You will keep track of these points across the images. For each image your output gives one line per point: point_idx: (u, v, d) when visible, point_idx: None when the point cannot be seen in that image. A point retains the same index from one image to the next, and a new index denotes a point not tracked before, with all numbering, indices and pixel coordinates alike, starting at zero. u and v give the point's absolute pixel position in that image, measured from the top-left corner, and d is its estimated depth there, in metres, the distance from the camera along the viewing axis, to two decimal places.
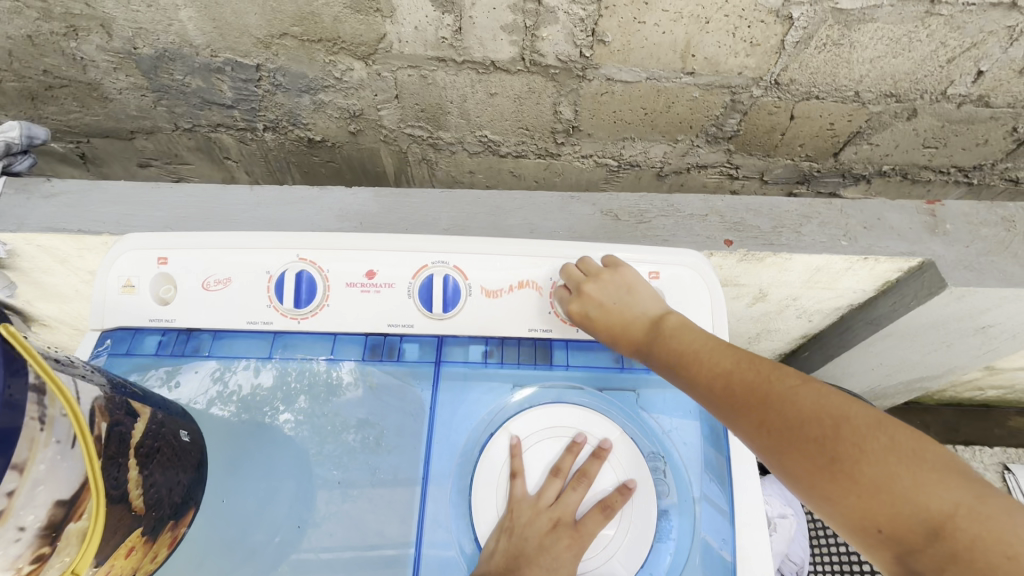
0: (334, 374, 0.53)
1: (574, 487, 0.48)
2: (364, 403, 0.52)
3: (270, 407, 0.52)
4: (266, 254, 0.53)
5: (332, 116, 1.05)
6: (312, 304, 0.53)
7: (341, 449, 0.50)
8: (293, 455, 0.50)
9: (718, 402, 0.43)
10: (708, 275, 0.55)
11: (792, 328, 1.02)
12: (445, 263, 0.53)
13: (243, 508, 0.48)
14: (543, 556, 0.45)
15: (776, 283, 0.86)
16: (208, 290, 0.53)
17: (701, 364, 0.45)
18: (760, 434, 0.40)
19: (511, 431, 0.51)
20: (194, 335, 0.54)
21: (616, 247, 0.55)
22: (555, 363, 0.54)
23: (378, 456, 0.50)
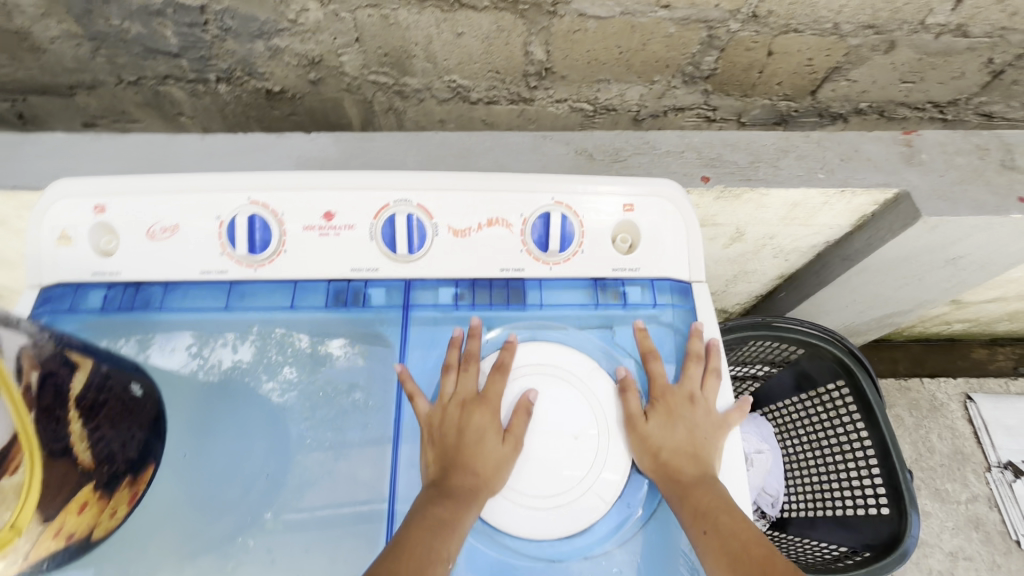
0: (323, 346, 0.50)
1: (464, 370, 0.48)
2: (356, 367, 0.49)
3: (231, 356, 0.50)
4: (215, 198, 0.50)
5: (262, 57, 0.87)
6: (268, 250, 0.50)
7: (331, 415, 0.47)
8: (276, 429, 0.47)
9: (673, 478, 0.42)
10: (685, 210, 0.53)
11: (769, 268, 1.03)
12: (407, 202, 0.50)
13: (214, 467, 0.45)
14: (467, 437, 0.45)
15: (753, 222, 0.85)
16: (154, 239, 0.50)
17: (704, 487, 0.42)
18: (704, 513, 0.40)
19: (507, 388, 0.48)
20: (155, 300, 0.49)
21: (589, 179, 0.52)
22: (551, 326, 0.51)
23: (371, 420, 0.47)
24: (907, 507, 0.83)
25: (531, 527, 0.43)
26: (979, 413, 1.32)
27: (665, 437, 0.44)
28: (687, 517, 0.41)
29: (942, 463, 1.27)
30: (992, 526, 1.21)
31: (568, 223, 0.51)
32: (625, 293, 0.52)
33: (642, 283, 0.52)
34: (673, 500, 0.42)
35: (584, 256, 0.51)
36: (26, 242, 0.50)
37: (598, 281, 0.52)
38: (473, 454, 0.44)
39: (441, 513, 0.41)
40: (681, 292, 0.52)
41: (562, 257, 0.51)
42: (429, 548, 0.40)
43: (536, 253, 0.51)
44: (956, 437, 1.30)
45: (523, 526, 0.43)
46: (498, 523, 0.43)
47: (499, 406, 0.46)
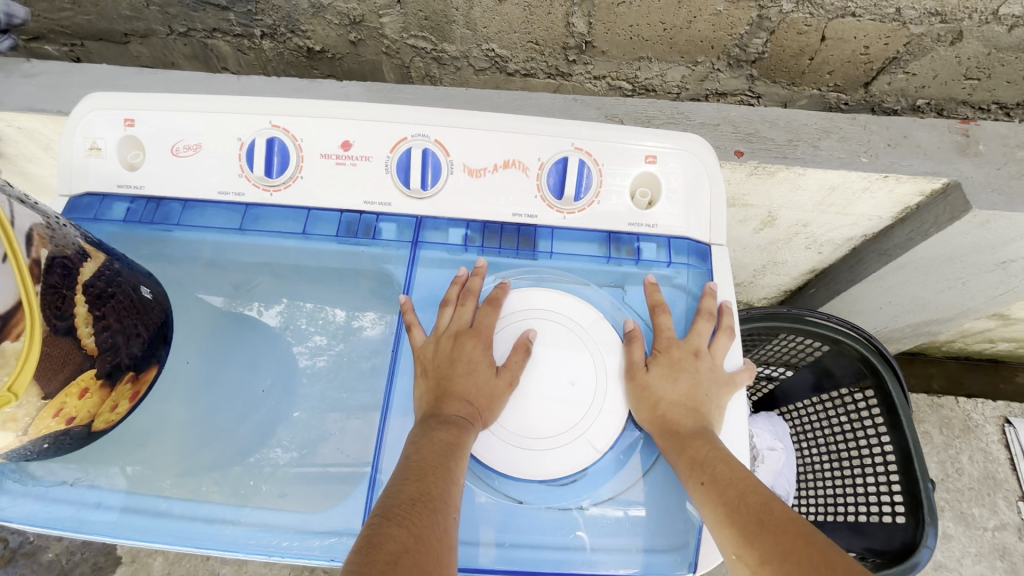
0: (356, 319, 0.50)
1: (461, 304, 0.47)
2: (383, 339, 0.50)
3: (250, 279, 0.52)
4: (237, 120, 0.50)
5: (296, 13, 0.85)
6: (284, 175, 0.50)
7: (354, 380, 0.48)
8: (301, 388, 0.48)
9: (670, 429, 0.41)
10: (709, 167, 0.50)
11: (801, 260, 0.98)
12: (425, 137, 0.50)
13: (233, 403, 0.49)
14: (458, 367, 0.44)
15: (786, 205, 0.81)
16: (177, 156, 0.51)
17: (702, 439, 0.40)
18: (699, 462, 0.38)
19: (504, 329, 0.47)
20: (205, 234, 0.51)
21: (611, 127, 0.50)
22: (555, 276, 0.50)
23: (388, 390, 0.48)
24: (925, 520, 0.79)
25: (517, 467, 0.42)
26: (1018, 439, 1.24)
27: (665, 387, 0.42)
28: (683, 468, 0.39)
29: (971, 486, 1.20)
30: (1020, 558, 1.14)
31: (585, 170, 0.49)
32: (639, 249, 0.50)
33: (658, 240, 0.50)
34: (668, 451, 0.40)
35: (600, 207, 0.50)
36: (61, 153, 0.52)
37: (612, 235, 0.50)
38: (467, 385, 0.44)
39: (444, 437, 0.40)
40: (698, 252, 0.50)
41: (576, 206, 0.50)
42: (441, 468, 0.39)
43: (550, 199, 0.50)
44: (989, 462, 1.22)
45: (509, 465, 0.42)
46: (487, 459, 0.43)
47: (491, 339, 0.46)
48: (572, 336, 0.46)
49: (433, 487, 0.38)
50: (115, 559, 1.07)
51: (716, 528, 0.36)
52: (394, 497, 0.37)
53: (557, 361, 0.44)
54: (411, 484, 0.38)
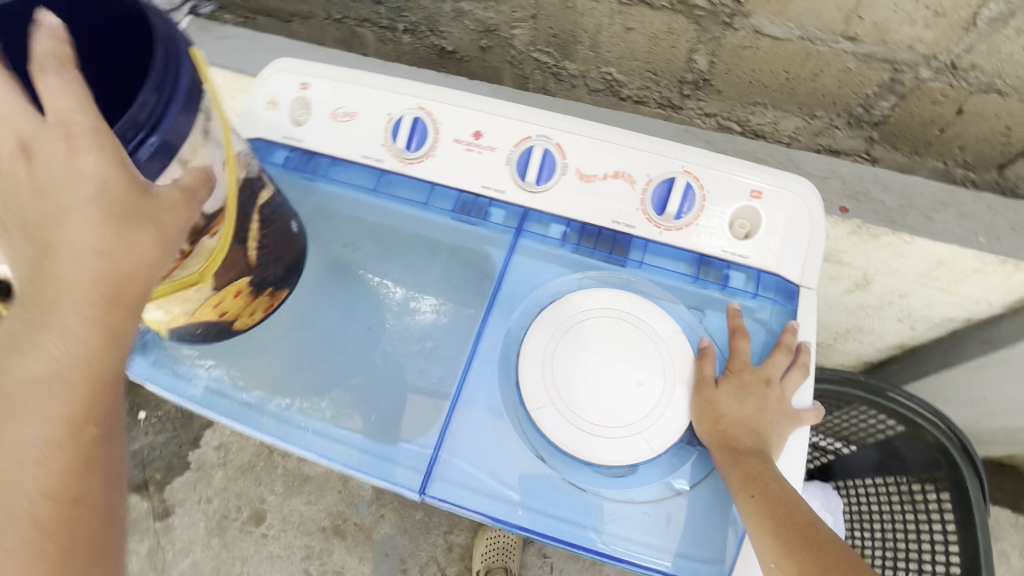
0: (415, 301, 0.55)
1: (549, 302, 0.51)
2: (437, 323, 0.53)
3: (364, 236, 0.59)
4: (391, 98, 0.58)
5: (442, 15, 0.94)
6: (420, 151, 0.57)
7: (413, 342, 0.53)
8: (369, 341, 0.54)
9: (727, 441, 0.43)
10: (814, 212, 0.52)
11: (889, 333, 0.94)
12: (547, 138, 0.55)
13: (309, 342, 0.54)
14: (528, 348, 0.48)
15: (885, 270, 0.79)
16: (336, 120, 0.59)
17: (756, 456, 0.42)
18: (752, 477, 0.40)
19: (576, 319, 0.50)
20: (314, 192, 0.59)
21: (723, 158, 0.53)
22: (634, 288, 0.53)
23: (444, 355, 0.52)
24: None
25: (578, 448, 0.45)
26: None
27: (731, 403, 0.44)
28: (735, 481, 0.41)
29: None
30: None
31: (690, 193, 0.52)
32: (727, 276, 0.52)
33: (748, 271, 0.52)
34: (723, 462, 0.42)
35: (697, 229, 0.52)
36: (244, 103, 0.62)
37: (703, 258, 0.52)
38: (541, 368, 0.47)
39: None
40: (786, 291, 0.52)
41: (674, 225, 0.52)
42: None
43: (650, 214, 0.53)
44: None
45: (570, 444, 0.45)
46: (551, 434, 0.46)
47: (564, 326, 0.49)
48: (649, 344, 0.48)
49: None
50: (186, 463, 1.21)
51: (759, 539, 0.39)
52: None
53: (630, 363, 0.47)
54: None
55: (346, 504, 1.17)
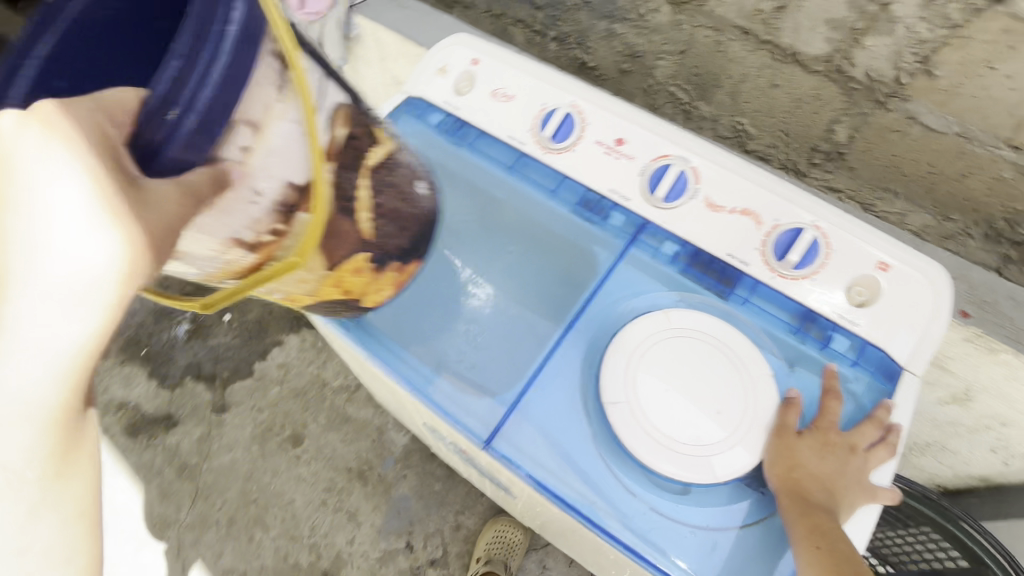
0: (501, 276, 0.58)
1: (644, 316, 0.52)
2: (513, 300, 0.57)
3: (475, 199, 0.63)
4: (550, 90, 0.62)
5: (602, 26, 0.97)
6: (563, 143, 0.61)
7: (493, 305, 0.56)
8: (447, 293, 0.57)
9: (801, 493, 0.44)
10: (942, 300, 0.50)
11: (975, 460, 0.87)
12: (686, 161, 0.57)
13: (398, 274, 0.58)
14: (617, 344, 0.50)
15: (992, 392, 0.74)
16: (494, 99, 0.64)
17: (825, 514, 0.43)
18: (822, 533, 0.42)
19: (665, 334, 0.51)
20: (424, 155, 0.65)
21: (858, 223, 0.53)
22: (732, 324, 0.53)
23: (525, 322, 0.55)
24: None
25: (643, 452, 0.46)
26: None
27: (810, 457, 0.45)
28: (801, 531, 0.42)
29: None
30: None
31: (815, 248, 0.53)
32: (830, 338, 0.52)
33: (854, 339, 0.51)
34: (792, 511, 0.43)
35: (812, 284, 0.52)
36: (418, 64, 0.70)
37: (809, 314, 0.52)
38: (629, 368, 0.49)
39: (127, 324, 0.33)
40: (891, 369, 0.50)
41: (791, 274, 0.53)
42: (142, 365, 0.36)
43: (769, 258, 0.54)
44: None
45: (638, 447, 0.46)
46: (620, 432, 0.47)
47: (657, 337, 0.50)
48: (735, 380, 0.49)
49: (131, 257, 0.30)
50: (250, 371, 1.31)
51: None
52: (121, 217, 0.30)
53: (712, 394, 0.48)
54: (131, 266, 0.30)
55: (376, 453, 1.23)
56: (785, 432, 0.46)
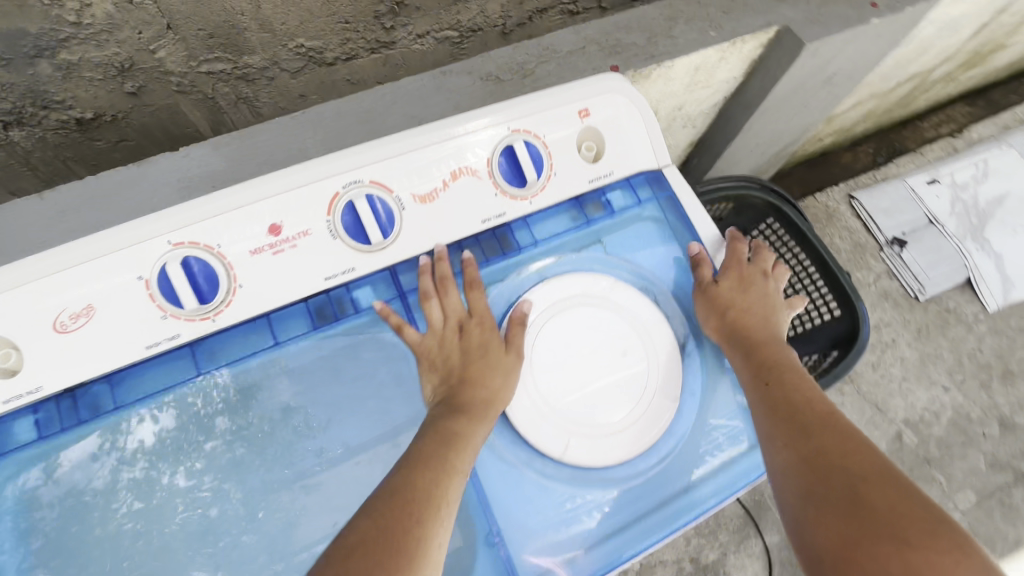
0: (199, 542, 0.40)
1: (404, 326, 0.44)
2: (194, 551, 0.40)
3: (100, 440, 0.40)
4: (121, 258, 0.40)
5: (45, 79, 0.58)
6: (218, 295, 0.42)
7: (235, 495, 0.41)
8: (174, 547, 0.40)
9: (793, 435, 0.41)
10: (637, 101, 0.50)
11: (680, 140, 1.07)
12: (358, 182, 0.44)
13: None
14: (472, 354, 0.44)
15: (662, 99, 0.86)
16: (66, 331, 0.40)
17: (778, 351, 0.46)
18: (808, 441, 0.40)
19: (551, 337, 0.46)
20: (184, 403, 0.41)
21: (530, 96, 0.47)
22: (579, 298, 0.47)
23: (259, 515, 0.41)
24: (854, 301, 0.89)
25: (591, 455, 0.43)
26: (864, 207, 1.44)
27: (797, 378, 0.44)
28: (761, 380, 0.44)
29: (847, 257, 1.41)
30: (897, 293, 1.38)
31: (534, 150, 0.47)
32: (593, 248, 0.50)
33: (618, 185, 0.51)
34: (748, 370, 0.46)
35: (560, 179, 0.49)
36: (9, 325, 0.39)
37: (577, 201, 0.50)
38: (480, 369, 0.44)
39: (456, 428, 0.41)
40: (645, 175, 0.52)
41: (539, 186, 0.48)
42: (459, 456, 0.39)
43: (511, 191, 0.48)
44: (853, 235, 1.43)
45: (561, 450, 0.43)
46: (539, 444, 0.43)
47: (489, 317, 0.46)
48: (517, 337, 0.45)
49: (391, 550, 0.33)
50: None
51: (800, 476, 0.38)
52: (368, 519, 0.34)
53: (543, 342, 0.46)
54: (417, 465, 0.38)
55: None
56: (765, 323, 0.49)
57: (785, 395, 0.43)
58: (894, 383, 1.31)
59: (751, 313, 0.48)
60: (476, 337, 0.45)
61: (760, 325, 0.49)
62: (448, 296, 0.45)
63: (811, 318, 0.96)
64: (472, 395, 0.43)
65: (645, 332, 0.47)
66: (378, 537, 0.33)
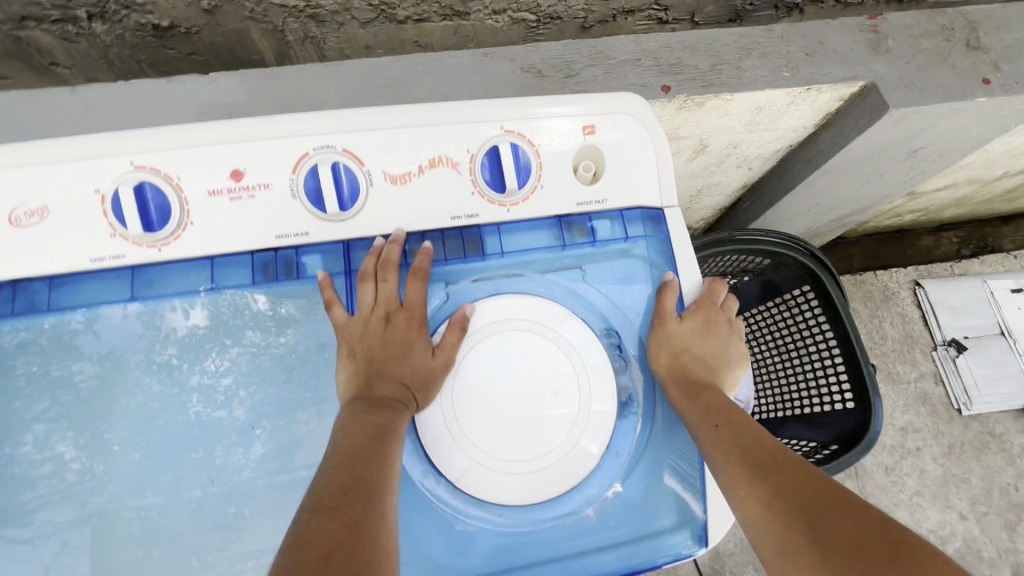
0: (93, 457, 0.41)
1: (336, 306, 0.43)
2: (86, 464, 0.41)
3: (30, 336, 0.41)
4: (84, 167, 0.40)
5: None
6: (167, 227, 0.41)
7: (163, 428, 0.42)
8: (71, 455, 0.41)
9: (749, 485, 0.37)
10: (651, 129, 0.46)
11: (733, 179, 0.99)
12: (330, 148, 0.42)
13: (13, 473, 0.40)
14: (391, 349, 0.43)
15: (716, 131, 0.80)
16: (19, 225, 0.40)
17: (713, 387, 0.44)
18: (765, 486, 0.36)
19: (484, 356, 0.44)
20: (119, 322, 0.42)
21: (535, 99, 0.44)
22: (524, 325, 0.45)
23: (155, 448, 0.41)
24: (871, 398, 0.80)
25: (486, 485, 0.42)
26: (927, 298, 1.27)
27: (734, 411, 0.42)
28: (700, 425, 0.41)
29: (894, 347, 1.24)
30: (938, 400, 1.21)
31: (522, 155, 0.44)
32: (563, 274, 0.47)
33: (610, 214, 0.47)
34: (689, 414, 0.42)
35: (546, 193, 0.45)
36: None
37: (562, 219, 0.46)
38: (400, 367, 0.43)
39: (375, 420, 0.40)
40: (644, 211, 0.47)
41: (520, 195, 0.45)
42: (377, 454, 0.38)
43: (490, 194, 0.45)
44: (905, 323, 1.25)
45: (458, 473, 0.42)
46: (440, 461, 0.42)
47: (422, 317, 0.45)
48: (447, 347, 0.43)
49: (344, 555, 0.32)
50: None
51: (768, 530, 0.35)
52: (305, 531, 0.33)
53: (475, 357, 0.44)
54: (342, 473, 0.37)
55: None
56: (707, 357, 0.46)
57: (730, 438, 0.40)
58: (904, 493, 1.15)
59: (696, 345, 0.45)
60: (405, 333, 0.44)
61: (714, 372, 0.46)
62: (385, 289, 0.44)
63: (820, 403, 0.87)
64: (386, 390, 0.42)
65: (586, 376, 0.44)
66: (337, 540, 0.33)
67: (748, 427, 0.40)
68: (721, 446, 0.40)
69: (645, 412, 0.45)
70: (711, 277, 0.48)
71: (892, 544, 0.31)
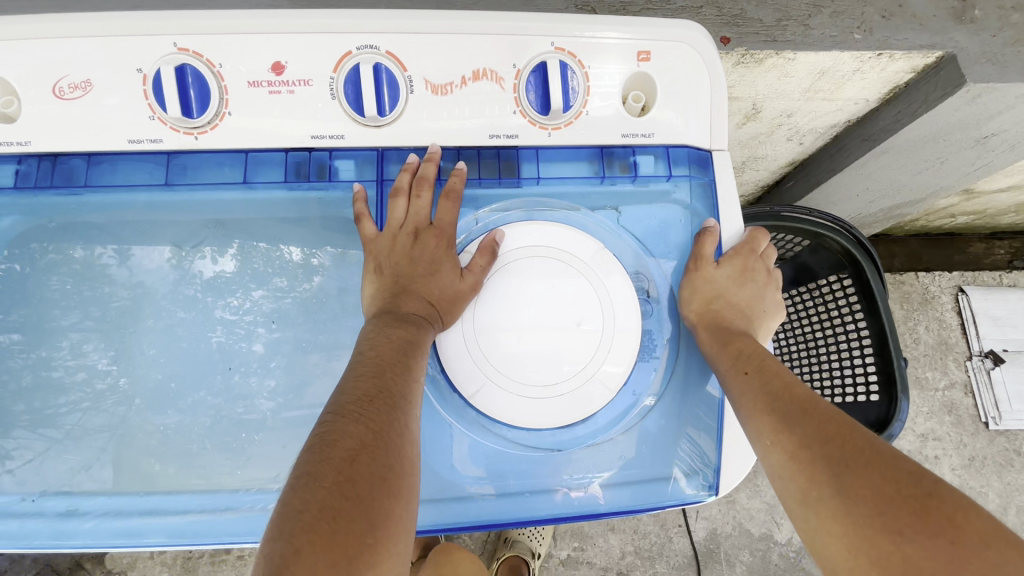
0: (122, 332, 0.43)
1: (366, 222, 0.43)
2: (116, 338, 0.43)
3: (74, 210, 0.43)
4: (130, 43, 0.40)
5: None
6: (204, 114, 0.41)
7: (190, 313, 0.43)
8: (102, 328, 0.43)
9: (777, 433, 0.37)
10: (709, 63, 0.44)
11: (781, 153, 0.95)
12: (374, 49, 0.41)
13: (61, 374, 0.42)
14: (419, 266, 0.42)
15: (771, 95, 0.76)
16: (63, 97, 0.40)
17: (747, 336, 0.42)
18: (793, 434, 0.36)
19: (509, 282, 0.43)
20: (161, 207, 0.44)
21: (591, 18, 0.42)
22: (552, 255, 0.43)
23: (178, 333, 0.43)
24: (898, 395, 0.77)
25: (499, 405, 0.41)
26: (970, 305, 1.21)
27: (767, 362, 0.41)
28: (732, 372, 0.41)
29: (926, 352, 1.18)
30: (965, 411, 1.16)
31: (569, 76, 0.42)
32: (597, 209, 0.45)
33: (655, 150, 0.45)
34: (721, 361, 0.41)
35: (590, 119, 0.43)
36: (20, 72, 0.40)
37: (603, 151, 0.44)
38: (428, 285, 0.42)
39: (401, 335, 0.39)
40: (692, 150, 0.45)
41: (562, 119, 0.43)
42: (400, 363, 0.37)
43: (532, 115, 0.43)
44: (942, 328, 1.19)
45: (472, 389, 0.42)
46: (456, 377, 0.42)
47: (451, 238, 0.44)
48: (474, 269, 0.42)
49: (364, 458, 0.33)
50: None
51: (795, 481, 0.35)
52: (327, 432, 0.33)
53: (503, 281, 0.43)
54: (365, 380, 0.36)
55: None
56: (741, 307, 0.44)
57: (761, 387, 0.39)
58: None
59: (732, 294, 0.44)
60: (434, 253, 0.43)
61: (747, 320, 0.45)
62: (416, 206, 0.43)
63: (843, 394, 0.84)
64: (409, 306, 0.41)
65: (612, 313, 0.43)
66: (363, 443, 0.33)
67: (782, 376, 0.39)
68: (750, 394, 0.39)
69: (665, 356, 0.44)
70: (753, 226, 0.47)
71: (924, 496, 0.31)
